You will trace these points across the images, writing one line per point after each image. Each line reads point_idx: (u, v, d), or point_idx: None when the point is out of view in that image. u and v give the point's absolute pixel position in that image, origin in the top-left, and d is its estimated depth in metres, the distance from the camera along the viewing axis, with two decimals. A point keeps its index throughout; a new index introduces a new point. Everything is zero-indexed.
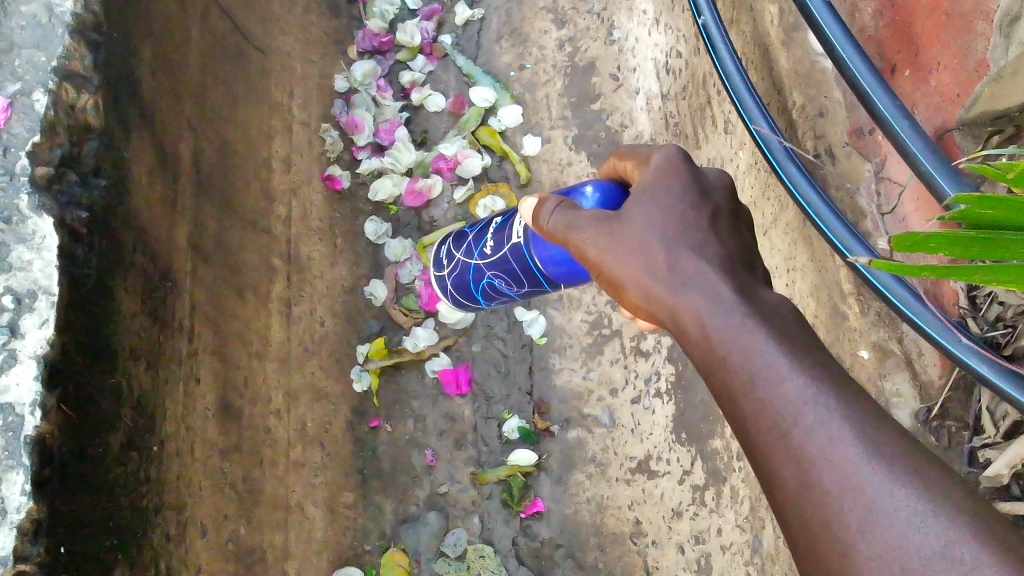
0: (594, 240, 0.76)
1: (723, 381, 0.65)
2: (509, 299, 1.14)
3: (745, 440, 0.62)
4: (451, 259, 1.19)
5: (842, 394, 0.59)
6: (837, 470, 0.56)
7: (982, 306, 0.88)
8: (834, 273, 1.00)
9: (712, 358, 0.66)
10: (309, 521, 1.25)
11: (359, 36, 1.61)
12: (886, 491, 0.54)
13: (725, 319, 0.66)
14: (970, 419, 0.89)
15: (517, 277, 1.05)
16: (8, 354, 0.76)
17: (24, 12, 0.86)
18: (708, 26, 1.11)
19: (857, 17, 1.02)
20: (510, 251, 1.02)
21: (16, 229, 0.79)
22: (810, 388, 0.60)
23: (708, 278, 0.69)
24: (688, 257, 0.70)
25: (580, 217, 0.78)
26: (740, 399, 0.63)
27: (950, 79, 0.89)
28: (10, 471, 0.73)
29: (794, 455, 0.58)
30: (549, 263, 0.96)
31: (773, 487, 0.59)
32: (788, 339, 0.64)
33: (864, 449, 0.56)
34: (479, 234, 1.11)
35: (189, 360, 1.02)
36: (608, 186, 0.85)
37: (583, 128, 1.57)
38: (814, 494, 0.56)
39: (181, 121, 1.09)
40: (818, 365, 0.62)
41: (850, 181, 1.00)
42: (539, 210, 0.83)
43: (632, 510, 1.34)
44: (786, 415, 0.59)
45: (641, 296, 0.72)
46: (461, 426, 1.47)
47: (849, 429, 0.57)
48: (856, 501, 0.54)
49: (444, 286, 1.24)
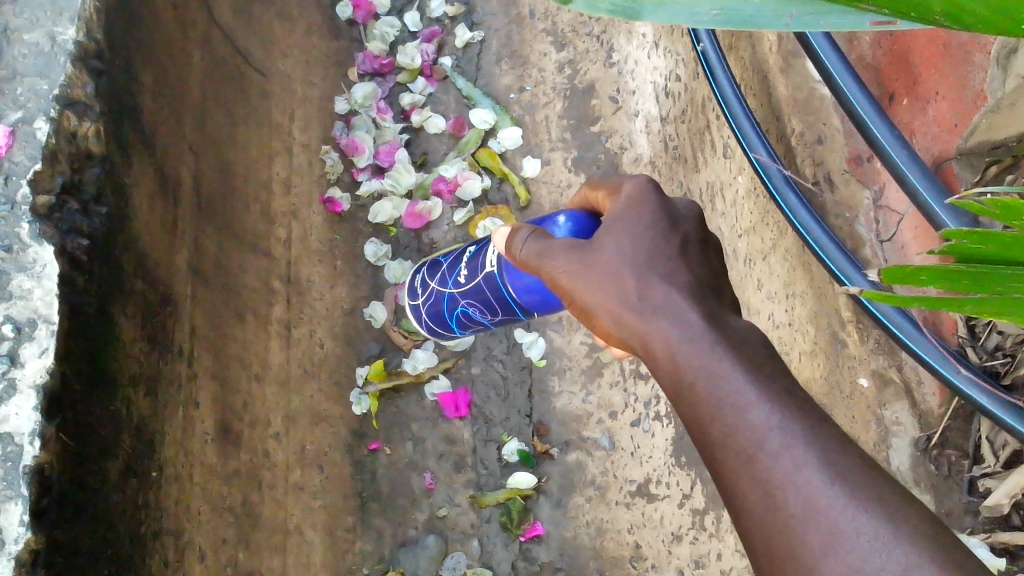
0: (566, 268, 0.75)
1: (691, 407, 0.64)
2: (483, 327, 1.14)
3: (713, 465, 0.62)
4: (425, 290, 1.19)
5: (807, 420, 0.59)
6: (801, 495, 0.55)
7: (981, 335, 0.91)
8: (833, 300, 1.02)
9: (681, 383, 0.65)
10: (308, 545, 1.25)
11: (359, 58, 1.62)
12: (850, 515, 0.53)
13: (692, 346, 0.65)
14: (970, 448, 0.93)
15: (490, 306, 1.05)
16: (8, 384, 0.76)
17: (26, 41, 0.87)
18: (707, 53, 1.11)
19: (855, 45, 1.04)
20: (483, 279, 1.02)
21: (16, 257, 0.79)
22: (776, 414, 0.59)
23: (678, 306, 0.68)
24: (657, 284, 0.70)
25: (552, 245, 0.78)
26: (708, 424, 0.62)
27: (948, 108, 0.89)
28: (9, 502, 0.73)
29: (760, 480, 0.58)
30: (523, 291, 0.96)
31: (740, 512, 0.59)
32: (758, 366, 0.63)
33: (827, 474, 0.56)
34: (454, 262, 1.11)
35: (189, 384, 1.02)
36: (580, 215, 0.84)
37: (583, 149, 1.58)
38: (778, 518, 0.56)
39: (182, 145, 1.09)
40: (784, 392, 0.61)
41: (849, 209, 1.02)
42: (511, 239, 0.83)
43: (632, 534, 1.34)
44: (753, 440, 0.59)
45: (612, 322, 0.72)
46: (460, 449, 1.47)
47: (813, 454, 0.57)
48: (819, 524, 0.54)
49: (419, 315, 1.24)
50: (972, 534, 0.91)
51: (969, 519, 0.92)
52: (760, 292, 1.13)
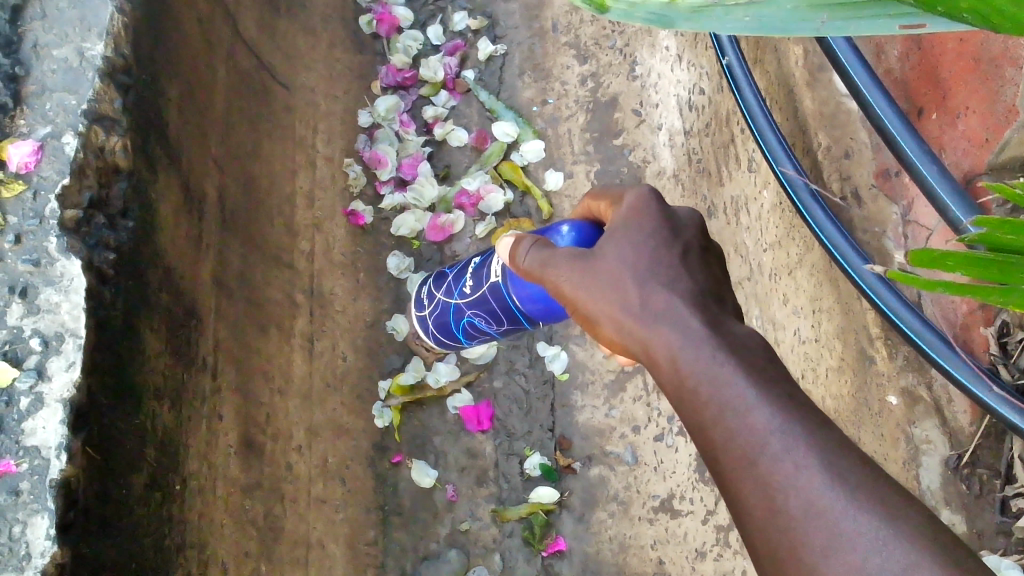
0: (569, 277, 0.75)
1: (693, 412, 0.63)
2: (491, 338, 1.13)
3: (716, 469, 0.61)
4: (431, 300, 1.19)
5: (810, 423, 0.58)
6: (802, 497, 0.54)
7: (1013, 353, 0.89)
8: (861, 317, 1.03)
9: (683, 390, 0.64)
10: (331, 559, 1.24)
11: (382, 71, 1.63)
12: (851, 516, 0.52)
13: (693, 352, 0.64)
14: (1002, 468, 0.91)
15: (496, 317, 1.05)
16: (35, 398, 0.76)
17: (55, 56, 0.87)
18: (731, 66, 1.11)
19: (883, 58, 1.04)
20: (489, 291, 1.02)
21: (44, 271, 0.80)
22: (777, 417, 0.58)
23: (678, 312, 0.67)
24: (659, 291, 0.69)
25: (555, 254, 0.78)
26: (710, 429, 0.61)
27: (979, 123, 0.89)
28: (36, 515, 0.73)
29: (762, 483, 0.57)
30: (528, 301, 0.95)
31: (743, 514, 0.58)
32: (762, 372, 0.62)
33: (829, 476, 0.54)
34: (459, 274, 1.11)
35: (212, 397, 1.03)
36: (583, 225, 0.84)
37: (606, 162, 1.57)
38: (781, 520, 0.55)
39: (207, 159, 1.10)
40: (786, 396, 0.60)
41: (878, 224, 1.01)
42: (514, 248, 0.83)
43: (655, 550, 1.33)
44: (754, 444, 0.58)
45: (615, 330, 0.71)
46: (482, 463, 1.46)
47: (814, 456, 0.56)
48: (821, 525, 0.53)
49: (426, 326, 1.24)
50: (1005, 555, 0.89)
51: (1001, 540, 0.90)
52: (786, 307, 1.12)
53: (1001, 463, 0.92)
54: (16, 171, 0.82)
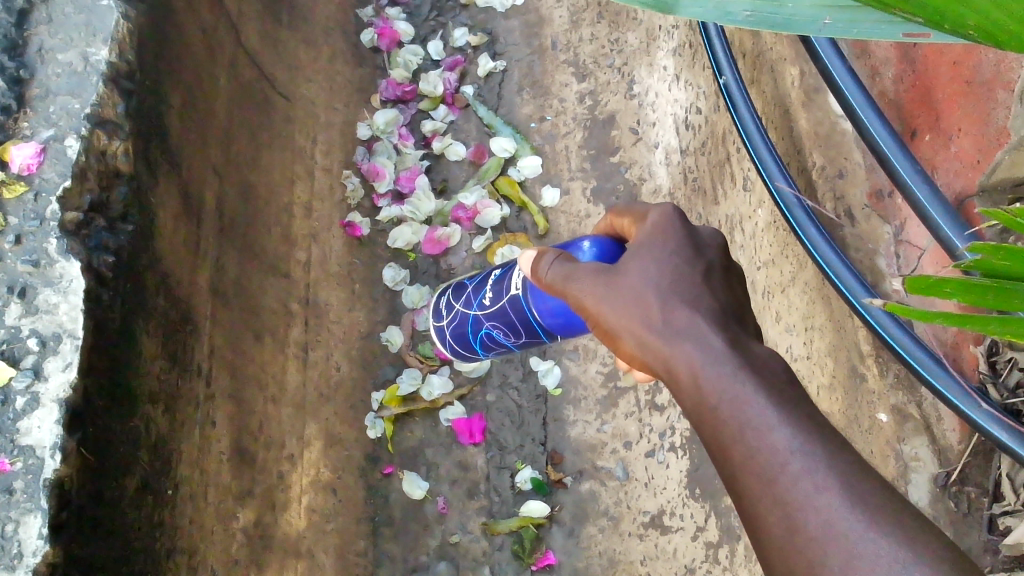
0: (592, 293, 0.76)
1: (713, 431, 0.64)
2: (507, 349, 1.13)
3: (734, 487, 0.61)
4: (450, 309, 1.19)
5: (829, 445, 0.58)
6: (821, 518, 0.55)
7: (1002, 371, 0.91)
8: (852, 334, 1.03)
9: (704, 408, 0.65)
10: (319, 568, 1.24)
11: (381, 86, 1.65)
12: (869, 538, 0.53)
13: (716, 370, 0.65)
14: (990, 486, 0.92)
15: (514, 328, 1.05)
16: (31, 398, 0.77)
17: (60, 61, 0.88)
18: (728, 86, 1.12)
19: (878, 80, 1.05)
20: (508, 301, 1.03)
21: (44, 272, 0.81)
22: (798, 438, 0.59)
23: (701, 330, 0.68)
24: (681, 308, 0.70)
25: (578, 269, 0.78)
26: (729, 448, 0.62)
27: (971, 145, 0.90)
28: (28, 515, 0.74)
29: (780, 503, 0.57)
30: (548, 315, 0.96)
31: (760, 531, 0.58)
32: (778, 390, 0.63)
33: (847, 498, 0.55)
34: (479, 285, 1.12)
35: (206, 403, 1.03)
36: (605, 241, 0.85)
37: (602, 180, 1.58)
38: (799, 539, 0.55)
39: (206, 167, 1.10)
40: (807, 417, 0.61)
41: (871, 242, 1.02)
42: (539, 261, 0.84)
43: (644, 566, 1.34)
44: (774, 462, 0.58)
45: (636, 345, 0.72)
46: (473, 476, 1.46)
47: (834, 477, 0.56)
48: (839, 546, 0.53)
49: (443, 336, 1.24)
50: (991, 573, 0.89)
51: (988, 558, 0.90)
52: (778, 324, 1.14)
53: (988, 482, 0.92)
54: (18, 173, 0.83)
